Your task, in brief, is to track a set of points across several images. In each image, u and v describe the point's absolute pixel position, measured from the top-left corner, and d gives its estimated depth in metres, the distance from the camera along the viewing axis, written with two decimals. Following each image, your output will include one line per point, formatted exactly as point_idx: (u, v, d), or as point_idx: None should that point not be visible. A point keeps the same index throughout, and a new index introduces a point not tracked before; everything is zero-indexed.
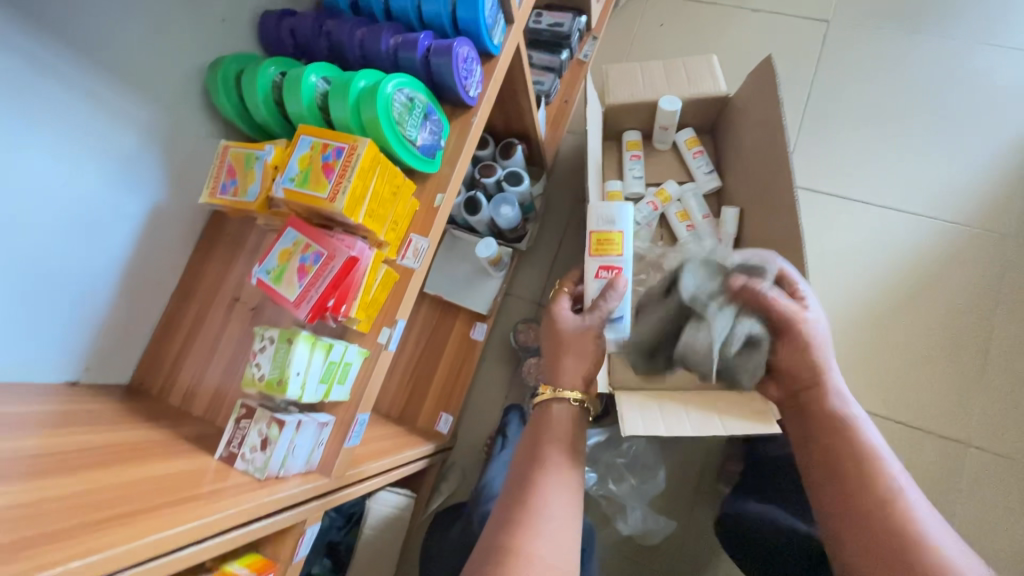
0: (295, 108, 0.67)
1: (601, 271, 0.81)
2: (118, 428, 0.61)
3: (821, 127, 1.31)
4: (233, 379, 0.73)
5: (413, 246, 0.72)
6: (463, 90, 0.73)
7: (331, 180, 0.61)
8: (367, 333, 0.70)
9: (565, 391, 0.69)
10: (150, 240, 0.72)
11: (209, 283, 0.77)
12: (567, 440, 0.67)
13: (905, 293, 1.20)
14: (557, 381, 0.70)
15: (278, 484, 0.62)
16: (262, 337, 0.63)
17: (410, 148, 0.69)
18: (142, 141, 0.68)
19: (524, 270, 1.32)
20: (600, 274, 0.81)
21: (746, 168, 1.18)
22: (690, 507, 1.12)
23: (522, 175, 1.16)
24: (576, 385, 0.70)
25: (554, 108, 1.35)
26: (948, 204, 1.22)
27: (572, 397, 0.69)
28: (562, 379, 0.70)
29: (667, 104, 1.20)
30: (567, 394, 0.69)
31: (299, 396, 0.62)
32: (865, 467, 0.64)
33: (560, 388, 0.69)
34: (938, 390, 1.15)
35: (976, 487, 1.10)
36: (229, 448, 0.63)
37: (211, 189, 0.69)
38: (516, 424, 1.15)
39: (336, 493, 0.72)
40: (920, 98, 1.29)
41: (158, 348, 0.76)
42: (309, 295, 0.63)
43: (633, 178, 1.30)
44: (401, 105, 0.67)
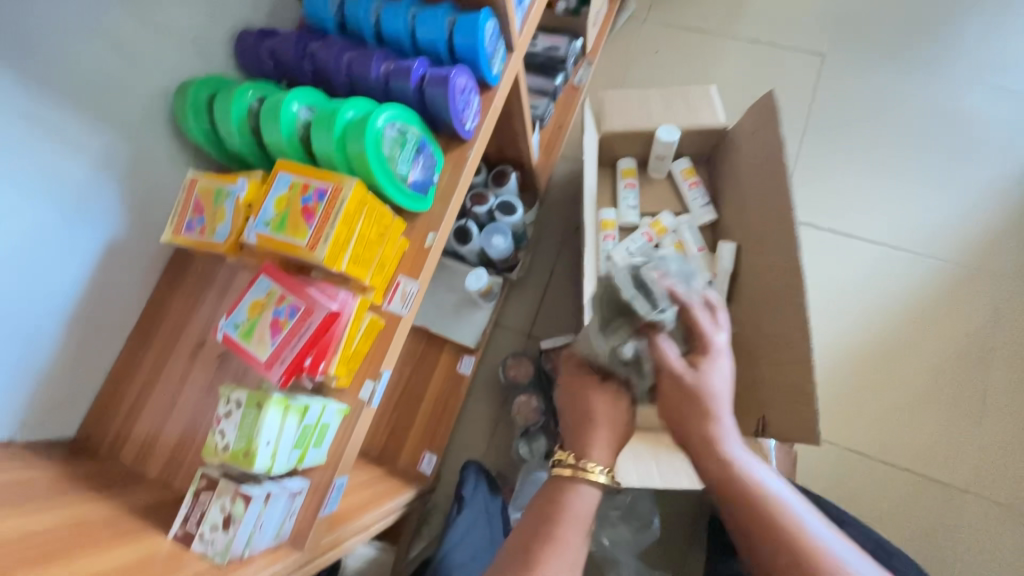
0: (274, 139, 0.61)
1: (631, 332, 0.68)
2: (56, 505, 0.53)
3: (817, 160, 1.28)
4: (194, 436, 0.65)
5: (400, 290, 0.66)
6: (460, 122, 0.68)
7: (312, 225, 0.55)
8: (348, 388, 0.63)
9: (593, 469, 0.62)
10: (105, 278, 0.64)
11: (171, 325, 0.69)
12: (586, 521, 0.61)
13: (906, 334, 1.14)
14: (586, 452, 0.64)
15: (243, 567, 0.54)
16: (228, 400, 0.57)
17: (401, 186, 0.63)
18: (98, 170, 0.61)
19: (513, 301, 1.26)
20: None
21: (741, 200, 1.13)
22: (685, 557, 1.07)
23: (516, 204, 1.11)
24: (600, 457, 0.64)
25: (548, 132, 1.30)
26: (941, 242, 1.20)
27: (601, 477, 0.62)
28: (592, 453, 0.64)
29: (665, 134, 1.16)
30: (596, 474, 0.62)
31: (268, 467, 0.56)
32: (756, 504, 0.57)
33: (587, 464, 0.63)
34: (940, 433, 1.09)
35: (977, 537, 1.04)
36: (186, 527, 0.56)
37: (175, 227, 0.62)
38: (473, 479, 1.03)
39: (312, 565, 0.64)
40: (911, 135, 1.28)
41: (109, 398, 0.67)
42: (284, 354, 0.56)
43: (627, 207, 1.25)
44: (393, 139, 0.61)
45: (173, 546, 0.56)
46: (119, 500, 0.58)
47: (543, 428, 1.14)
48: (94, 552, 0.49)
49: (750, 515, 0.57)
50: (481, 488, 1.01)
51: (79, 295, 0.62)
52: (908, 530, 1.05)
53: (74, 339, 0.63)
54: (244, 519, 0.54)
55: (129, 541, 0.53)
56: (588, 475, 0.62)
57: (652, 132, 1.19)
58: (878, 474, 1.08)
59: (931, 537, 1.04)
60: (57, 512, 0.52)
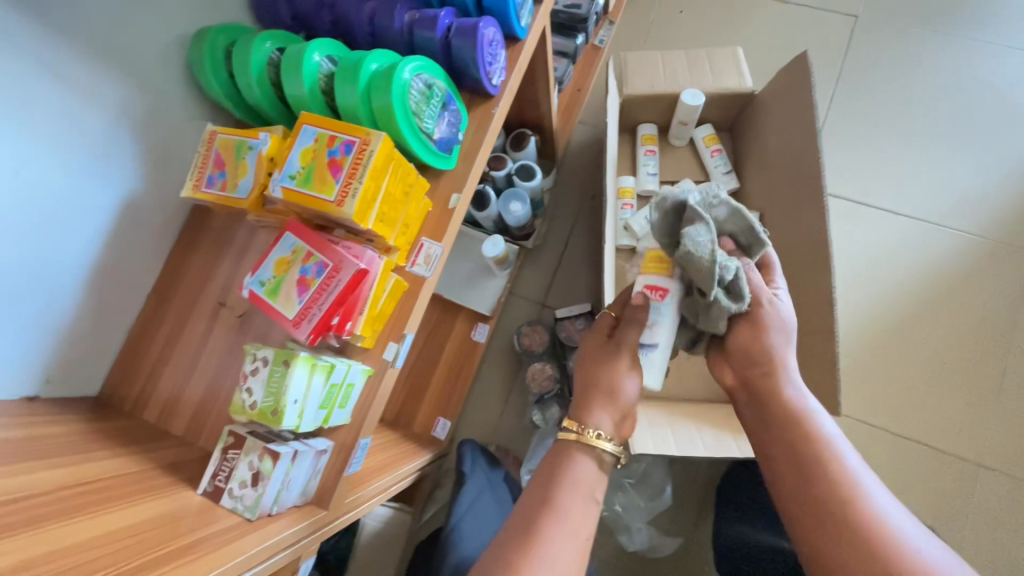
0: (295, 91, 0.58)
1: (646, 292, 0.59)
2: (86, 460, 0.53)
3: (846, 127, 1.22)
4: (217, 394, 0.65)
5: (424, 251, 0.65)
6: (486, 77, 0.65)
7: (338, 179, 0.53)
8: (372, 349, 0.63)
9: (594, 437, 0.57)
10: (124, 235, 0.63)
11: (191, 284, 0.68)
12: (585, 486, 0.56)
13: (927, 308, 1.12)
14: (586, 415, 0.59)
15: (271, 524, 0.55)
16: (254, 357, 0.57)
17: (426, 142, 0.61)
18: (114, 123, 0.59)
19: (529, 269, 1.25)
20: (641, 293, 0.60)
21: (766, 168, 1.08)
22: (694, 523, 1.08)
23: (535, 169, 1.08)
24: (602, 423, 0.58)
25: (566, 96, 1.27)
26: (971, 213, 1.16)
27: (602, 446, 0.57)
28: (592, 417, 0.58)
29: (690, 98, 1.11)
30: (597, 441, 0.57)
31: (295, 426, 0.55)
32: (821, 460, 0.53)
33: (588, 431, 0.58)
34: (954, 407, 1.09)
35: (985, 509, 1.04)
36: (214, 483, 0.56)
37: (195, 182, 0.60)
38: (471, 455, 1.00)
39: (335, 522, 0.65)
40: (949, 100, 1.21)
41: (131, 355, 0.67)
42: (311, 313, 0.55)
43: (646, 174, 1.20)
44: (419, 93, 0.59)
45: (202, 501, 0.56)
46: (147, 455, 0.58)
47: (557, 396, 1.14)
48: (126, 506, 0.49)
49: (812, 471, 0.53)
50: (481, 461, 0.99)
51: (98, 253, 0.61)
52: (919, 501, 1.05)
53: (95, 297, 0.62)
54: (272, 476, 0.54)
55: (159, 496, 0.53)
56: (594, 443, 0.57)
57: (676, 96, 1.14)
58: (891, 447, 1.08)
59: (942, 509, 1.04)
60: (87, 467, 0.52)
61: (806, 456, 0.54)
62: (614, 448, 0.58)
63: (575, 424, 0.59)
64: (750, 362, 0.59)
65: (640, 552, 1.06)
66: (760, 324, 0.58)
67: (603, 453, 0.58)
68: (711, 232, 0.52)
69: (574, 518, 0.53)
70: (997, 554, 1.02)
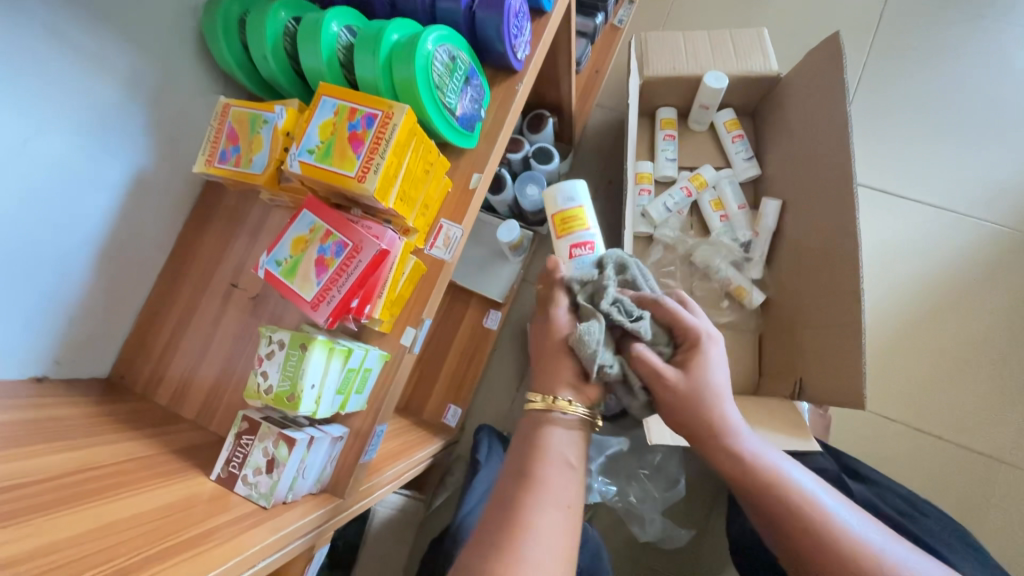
0: (312, 63, 0.55)
1: (573, 252, 0.73)
2: (95, 444, 0.52)
3: (873, 113, 1.18)
4: (230, 378, 0.63)
5: (444, 234, 0.62)
6: (512, 50, 0.62)
7: (360, 155, 0.51)
8: (389, 334, 0.61)
9: (560, 401, 0.56)
10: (134, 213, 0.61)
11: (203, 264, 0.66)
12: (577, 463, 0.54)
13: (953, 300, 1.09)
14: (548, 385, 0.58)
15: (286, 512, 0.54)
16: (270, 340, 0.55)
17: (449, 119, 0.59)
18: (122, 94, 0.56)
19: (542, 255, 1.22)
20: (574, 254, 0.72)
21: (791, 154, 1.04)
22: (707, 515, 1.07)
23: (552, 152, 1.05)
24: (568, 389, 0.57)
25: (583, 78, 1.26)
26: (1002, 204, 1.12)
27: (569, 408, 0.56)
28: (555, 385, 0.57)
29: (713, 80, 1.06)
30: (562, 405, 0.56)
31: (313, 411, 0.54)
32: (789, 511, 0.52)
33: (555, 398, 0.57)
34: (977, 403, 1.06)
35: (1006, 507, 1.02)
36: (228, 469, 0.55)
37: (208, 157, 0.58)
38: (486, 445, 0.98)
39: (350, 510, 0.63)
40: (985, 85, 1.16)
41: (141, 337, 0.65)
42: (330, 295, 0.53)
43: (665, 160, 1.16)
44: (443, 66, 0.56)
45: (216, 487, 0.55)
46: (159, 439, 0.57)
47: None
48: (138, 492, 0.48)
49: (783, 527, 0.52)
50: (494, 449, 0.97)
51: (107, 231, 0.58)
52: (938, 497, 1.03)
53: (104, 277, 0.60)
54: (288, 463, 0.52)
55: (172, 481, 0.52)
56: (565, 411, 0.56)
57: (699, 78, 1.09)
58: (911, 441, 1.06)
59: (961, 505, 1.03)
60: (97, 451, 0.51)
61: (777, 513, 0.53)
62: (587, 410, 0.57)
63: (540, 396, 0.57)
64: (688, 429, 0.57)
65: (653, 542, 1.05)
66: (674, 402, 0.56)
67: (575, 415, 0.56)
68: (601, 334, 0.55)
69: (554, 487, 0.51)
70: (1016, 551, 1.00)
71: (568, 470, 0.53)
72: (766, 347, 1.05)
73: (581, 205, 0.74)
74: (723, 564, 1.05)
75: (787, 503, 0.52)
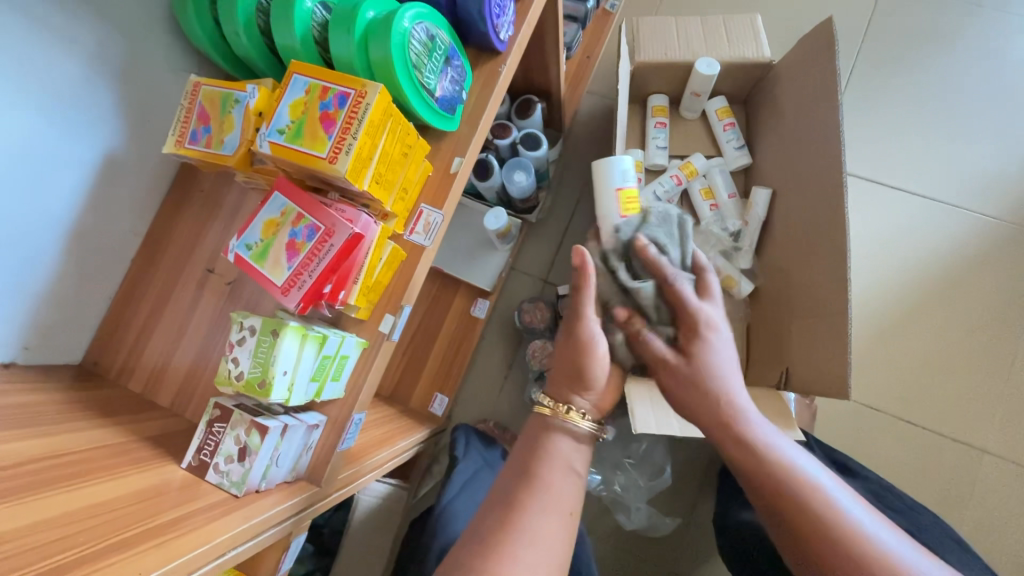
0: (285, 40, 0.53)
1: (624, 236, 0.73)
2: (62, 431, 0.50)
3: (866, 102, 1.17)
4: (205, 365, 0.62)
5: (423, 219, 0.61)
6: (494, 30, 0.61)
7: (332, 135, 0.49)
8: (367, 321, 0.60)
9: (576, 416, 0.56)
10: (104, 195, 0.59)
11: (178, 249, 0.64)
12: (558, 450, 0.55)
13: (940, 291, 1.09)
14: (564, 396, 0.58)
15: (259, 500, 0.53)
16: (241, 326, 0.53)
17: (428, 100, 0.57)
18: (88, 70, 0.54)
19: (531, 243, 1.21)
20: None
21: (782, 142, 1.03)
22: (692, 504, 1.07)
23: (540, 139, 1.03)
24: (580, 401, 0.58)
25: (574, 63, 1.21)
26: (991, 195, 1.11)
27: (585, 422, 0.56)
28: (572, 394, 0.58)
29: (705, 67, 1.04)
30: (579, 419, 0.56)
31: (285, 399, 0.53)
32: (795, 498, 0.50)
33: (572, 410, 0.57)
34: (962, 393, 1.06)
35: (987, 496, 1.03)
36: (200, 457, 0.54)
37: (178, 138, 0.56)
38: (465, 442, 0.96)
39: (328, 499, 0.63)
40: (978, 75, 1.15)
41: (115, 323, 0.64)
42: (302, 280, 0.52)
43: (656, 148, 1.14)
44: (420, 45, 0.55)
45: (187, 475, 0.54)
46: (131, 427, 0.56)
47: None
48: (105, 480, 0.47)
49: (789, 514, 0.51)
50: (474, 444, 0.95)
51: (76, 213, 0.57)
52: (920, 486, 1.04)
53: (75, 261, 0.58)
54: (260, 452, 0.51)
55: (141, 469, 0.51)
56: (570, 421, 0.56)
57: (690, 64, 1.08)
58: (895, 431, 1.06)
59: (942, 494, 1.04)
60: (63, 438, 0.50)
61: (783, 499, 0.51)
62: (593, 426, 0.57)
63: (550, 399, 0.58)
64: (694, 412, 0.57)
65: (638, 530, 1.05)
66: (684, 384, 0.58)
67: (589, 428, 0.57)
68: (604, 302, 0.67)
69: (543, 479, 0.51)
70: (995, 539, 1.02)
71: (554, 456, 0.54)
72: (754, 337, 1.05)
73: (621, 185, 0.73)
74: (708, 552, 1.05)
75: (795, 491, 0.51)
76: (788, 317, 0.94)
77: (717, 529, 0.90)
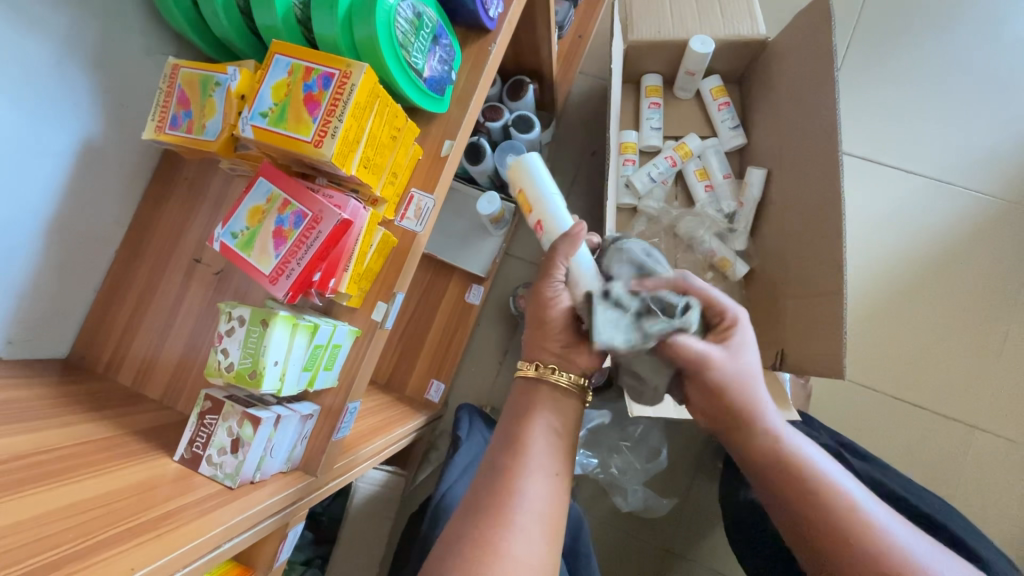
0: (267, 20, 0.51)
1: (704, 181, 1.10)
2: (46, 427, 0.49)
3: (861, 80, 1.15)
4: (196, 354, 0.61)
5: (415, 204, 0.60)
6: (482, 8, 0.59)
7: (316, 118, 0.48)
8: (359, 309, 0.59)
9: (550, 370, 0.55)
10: (86, 184, 0.57)
11: (164, 239, 0.63)
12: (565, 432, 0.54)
13: (934, 269, 1.09)
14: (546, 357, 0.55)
15: (254, 491, 0.53)
16: (229, 316, 0.52)
17: (416, 81, 0.56)
18: (62, 54, 0.52)
19: (525, 228, 1.19)
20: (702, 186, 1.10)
21: (777, 121, 1.01)
22: (689, 484, 1.08)
23: (533, 120, 1.01)
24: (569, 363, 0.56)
25: (566, 43, 1.19)
26: (987, 173, 1.11)
27: (558, 375, 0.54)
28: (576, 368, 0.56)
29: (699, 45, 1.02)
30: (553, 373, 0.54)
31: (277, 389, 0.52)
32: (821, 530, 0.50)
33: (544, 365, 0.55)
34: (956, 371, 1.07)
35: (978, 470, 1.05)
36: (192, 449, 0.53)
37: (157, 123, 0.54)
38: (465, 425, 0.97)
39: (324, 488, 0.62)
40: (974, 49, 1.13)
41: (102, 315, 0.62)
42: (290, 268, 0.51)
43: (650, 129, 1.12)
44: (407, 23, 0.53)
45: (180, 468, 0.53)
46: (123, 422, 0.55)
47: None
48: (94, 475, 0.46)
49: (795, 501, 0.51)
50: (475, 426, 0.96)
51: (57, 203, 0.55)
52: (913, 463, 1.06)
53: (56, 255, 0.56)
54: (253, 443, 0.51)
55: (129, 463, 0.50)
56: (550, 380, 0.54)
57: (684, 43, 1.05)
58: (890, 410, 1.07)
59: (935, 468, 1.05)
60: (49, 435, 0.49)
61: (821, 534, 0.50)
62: (574, 377, 0.55)
63: (532, 362, 0.56)
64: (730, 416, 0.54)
65: (635, 511, 1.07)
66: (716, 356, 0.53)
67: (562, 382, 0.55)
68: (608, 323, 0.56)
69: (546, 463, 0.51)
70: (985, 512, 1.04)
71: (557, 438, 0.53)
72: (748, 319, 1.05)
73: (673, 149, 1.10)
74: (704, 530, 1.07)
75: (829, 521, 0.49)
76: (784, 298, 0.93)
77: (726, 516, 0.90)
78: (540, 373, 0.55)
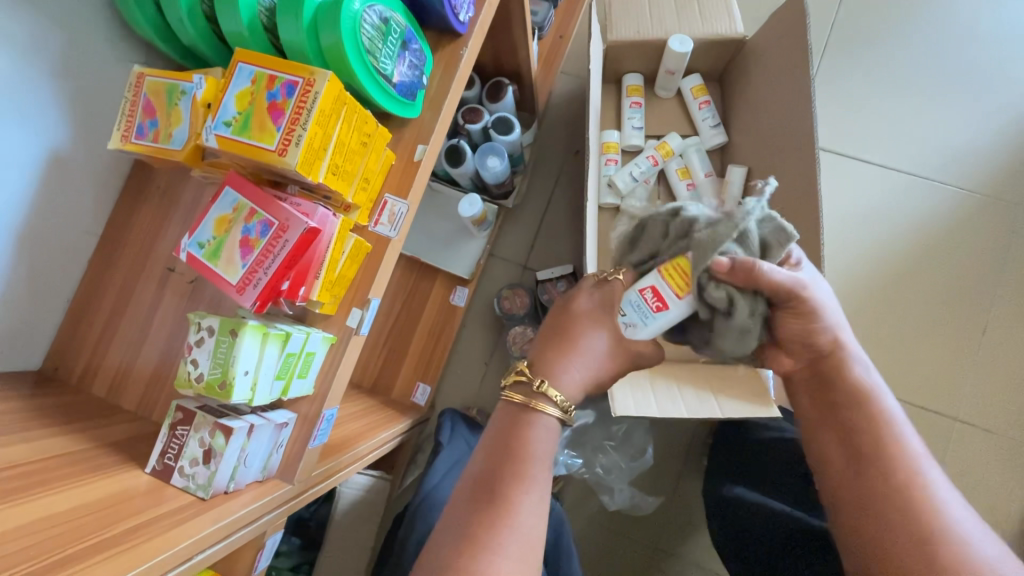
0: (232, 27, 0.51)
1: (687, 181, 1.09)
2: (15, 441, 0.49)
3: (839, 77, 1.16)
4: (171, 365, 0.61)
5: (388, 210, 0.60)
6: (452, 12, 0.59)
7: (281, 126, 0.48)
8: (334, 316, 0.59)
9: (547, 391, 0.52)
10: (54, 195, 0.57)
11: (136, 248, 0.62)
12: None
13: (913, 264, 1.10)
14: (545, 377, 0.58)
15: (228, 502, 0.52)
16: (199, 326, 0.52)
17: (385, 86, 0.55)
18: (25, 65, 0.51)
19: (509, 229, 1.20)
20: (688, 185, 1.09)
21: (756, 119, 1.02)
22: (676, 481, 1.09)
23: (513, 122, 1.01)
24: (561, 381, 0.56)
25: (547, 44, 1.19)
26: (963, 167, 1.12)
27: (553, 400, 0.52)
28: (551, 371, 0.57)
29: (678, 44, 1.02)
30: (548, 395, 0.52)
31: (248, 399, 0.52)
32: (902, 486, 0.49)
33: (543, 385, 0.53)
34: (936, 364, 1.08)
35: (960, 460, 1.06)
36: (164, 461, 0.53)
37: (123, 132, 0.53)
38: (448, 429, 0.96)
39: (305, 496, 0.63)
40: (950, 45, 1.14)
41: (75, 326, 0.62)
42: (257, 278, 0.51)
43: (631, 128, 1.13)
44: (373, 28, 0.53)
45: (152, 480, 0.53)
46: (96, 434, 0.54)
47: None
48: (64, 489, 0.46)
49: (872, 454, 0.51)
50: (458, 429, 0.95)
51: (24, 214, 0.54)
52: None
53: (25, 266, 0.56)
54: (225, 453, 0.51)
55: (101, 476, 0.49)
56: (541, 408, 0.52)
57: (664, 42, 1.05)
58: None
59: None
60: (18, 449, 0.48)
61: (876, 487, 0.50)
62: (563, 411, 0.53)
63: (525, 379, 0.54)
64: (811, 347, 0.55)
65: (622, 509, 1.07)
66: (810, 313, 0.52)
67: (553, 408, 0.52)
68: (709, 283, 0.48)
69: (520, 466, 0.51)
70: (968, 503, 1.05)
71: None
72: None
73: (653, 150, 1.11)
74: (691, 528, 1.07)
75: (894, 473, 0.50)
76: None
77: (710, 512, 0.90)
78: (532, 395, 0.53)
